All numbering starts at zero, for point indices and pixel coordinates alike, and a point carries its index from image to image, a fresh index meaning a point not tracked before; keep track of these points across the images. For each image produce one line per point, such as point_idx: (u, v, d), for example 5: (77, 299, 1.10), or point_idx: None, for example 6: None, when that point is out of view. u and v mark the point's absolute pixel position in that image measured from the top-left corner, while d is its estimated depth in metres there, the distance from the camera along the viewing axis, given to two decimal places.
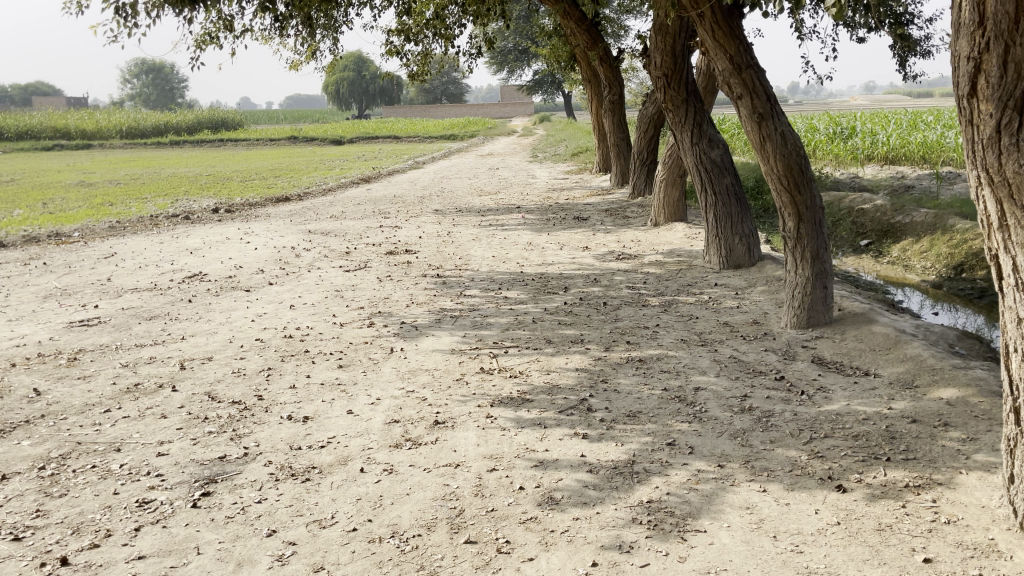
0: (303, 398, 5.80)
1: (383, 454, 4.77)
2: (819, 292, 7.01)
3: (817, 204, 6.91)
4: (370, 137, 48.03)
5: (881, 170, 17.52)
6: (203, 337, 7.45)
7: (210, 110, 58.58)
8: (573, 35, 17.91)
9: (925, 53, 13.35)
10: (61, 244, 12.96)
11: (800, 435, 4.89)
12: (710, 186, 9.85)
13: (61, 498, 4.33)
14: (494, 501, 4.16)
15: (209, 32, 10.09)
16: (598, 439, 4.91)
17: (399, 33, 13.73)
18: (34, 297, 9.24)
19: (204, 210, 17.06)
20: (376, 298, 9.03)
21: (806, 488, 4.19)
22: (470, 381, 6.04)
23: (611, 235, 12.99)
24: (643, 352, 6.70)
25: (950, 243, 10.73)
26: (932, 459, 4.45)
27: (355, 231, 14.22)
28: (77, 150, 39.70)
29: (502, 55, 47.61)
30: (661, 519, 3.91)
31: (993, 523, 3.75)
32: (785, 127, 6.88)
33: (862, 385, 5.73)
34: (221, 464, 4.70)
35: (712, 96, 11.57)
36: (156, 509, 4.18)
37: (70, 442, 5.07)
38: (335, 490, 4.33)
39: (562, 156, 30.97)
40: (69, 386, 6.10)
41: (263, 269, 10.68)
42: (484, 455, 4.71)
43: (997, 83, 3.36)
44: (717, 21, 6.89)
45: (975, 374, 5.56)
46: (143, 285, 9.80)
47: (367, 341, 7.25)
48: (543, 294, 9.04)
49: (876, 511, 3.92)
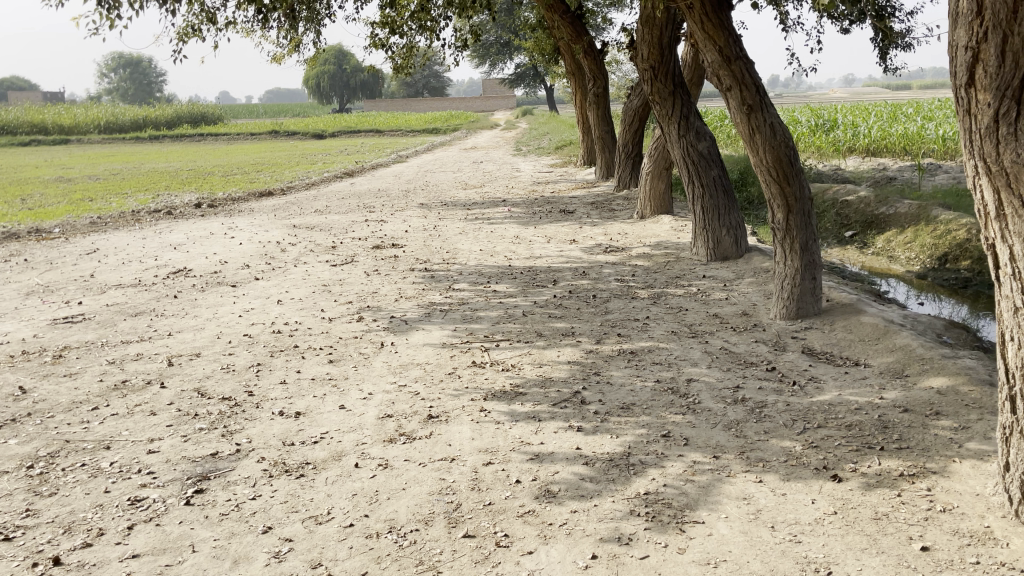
0: (293, 393, 5.74)
1: (377, 449, 4.73)
2: (808, 283, 7.05)
3: (806, 195, 6.93)
4: (353, 130, 47.74)
5: (863, 161, 17.63)
6: (190, 333, 7.38)
7: (189, 105, 57.96)
8: (557, 28, 17.84)
9: (907, 46, 13.40)
10: (42, 241, 12.76)
11: (793, 425, 4.91)
12: (698, 178, 9.86)
13: (51, 497, 4.27)
14: (491, 495, 4.14)
15: (191, 24, 9.92)
16: (593, 431, 4.91)
17: (384, 25, 13.60)
18: (15, 294, 9.10)
19: (186, 205, 16.85)
20: (365, 292, 8.97)
21: (802, 478, 4.21)
22: (462, 375, 6.02)
23: (598, 228, 12.98)
24: (635, 345, 6.70)
25: (934, 234, 10.81)
26: (925, 448, 4.49)
27: (341, 226, 14.11)
28: (54, 145, 39.11)
29: (484, 49, 47.48)
30: (659, 511, 3.91)
31: (988, 511, 3.78)
32: (775, 119, 6.87)
33: (853, 375, 5.77)
34: (213, 461, 4.64)
35: (698, 89, 11.57)
36: (149, 507, 4.12)
37: (59, 440, 5.00)
38: (330, 486, 4.29)
39: (546, 149, 30.97)
40: (55, 384, 6.00)
41: (249, 265, 10.58)
42: (479, 448, 4.69)
43: (995, 72, 3.38)
44: (706, 13, 6.88)
45: (964, 363, 5.61)
46: (127, 281, 9.69)
47: (356, 336, 7.20)
48: (532, 287, 9.03)
49: (873, 500, 3.95)
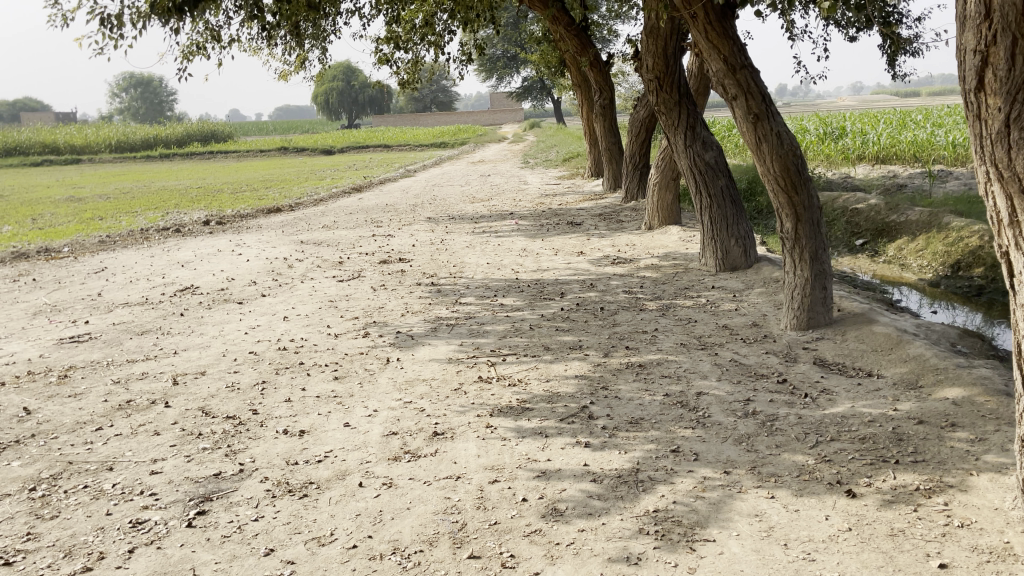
0: (298, 411, 5.69)
1: (382, 468, 4.66)
2: (819, 293, 6.95)
3: (815, 204, 6.86)
4: (361, 146, 47.97)
5: (873, 169, 17.54)
6: (195, 351, 7.36)
7: (198, 123, 58.42)
8: (563, 40, 17.79)
9: (915, 52, 13.35)
10: (51, 260, 12.82)
11: (806, 439, 4.82)
12: (705, 188, 9.78)
13: (52, 520, 4.22)
14: (497, 514, 4.06)
15: (196, 43, 9.98)
16: (601, 447, 4.82)
17: (389, 41, 13.66)
18: (24, 314, 9.12)
19: (195, 222, 16.92)
20: (371, 308, 8.94)
21: (814, 493, 4.11)
22: (468, 391, 5.94)
23: (606, 239, 12.91)
24: (643, 358, 6.62)
25: (946, 241, 10.70)
26: (941, 461, 4.38)
27: (348, 241, 14.10)
28: (66, 165, 39.61)
29: (492, 62, 47.84)
30: (669, 529, 3.82)
31: (1007, 526, 3.68)
32: (782, 127, 6.81)
33: (866, 386, 5.66)
34: (215, 482, 4.58)
35: (704, 98, 11.53)
36: (150, 529, 4.07)
37: (61, 462, 4.96)
38: (333, 506, 4.22)
39: (554, 161, 31.02)
40: (60, 405, 5.97)
41: (255, 281, 10.58)
42: (485, 466, 4.62)
43: (1005, 76, 3.30)
44: (711, 22, 6.83)
45: (979, 373, 5.50)
46: (134, 299, 9.71)
47: (362, 352, 7.15)
48: (539, 300, 8.96)
49: (888, 516, 3.84)
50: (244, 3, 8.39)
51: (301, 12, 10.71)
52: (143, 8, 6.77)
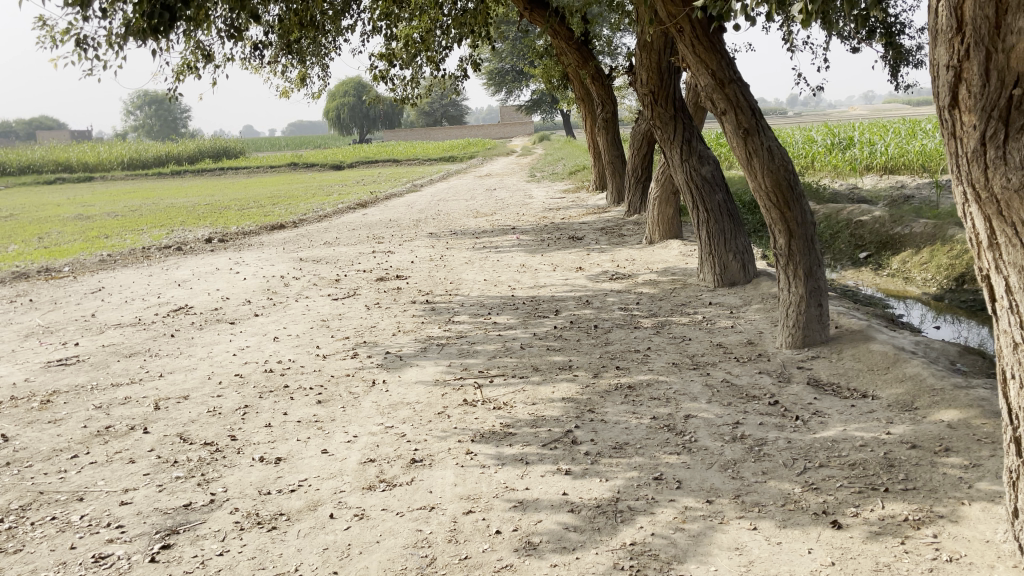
0: (277, 437, 5.58)
1: (355, 497, 4.54)
2: (814, 310, 6.78)
3: (808, 220, 6.70)
4: (371, 161, 48.16)
5: (880, 180, 17.39)
6: (181, 373, 7.27)
7: (209, 139, 59.00)
8: (564, 54, 17.62)
9: (918, 63, 13.17)
10: (50, 280, 12.81)
11: (794, 465, 4.65)
12: (702, 203, 9.61)
13: (15, 555, 4.11)
14: (469, 548, 3.92)
15: (187, 62, 9.98)
16: (582, 474, 4.68)
17: (386, 57, 13.64)
18: (15, 336, 9.07)
19: (197, 240, 16.90)
20: (363, 327, 8.83)
21: (798, 524, 3.95)
22: (452, 415, 5.81)
23: (605, 254, 12.76)
24: (632, 378, 6.48)
25: (950, 254, 10.53)
26: (933, 489, 4.20)
27: (347, 258, 14.05)
28: (78, 182, 40.00)
29: (501, 76, 48.45)
30: (645, 564, 3.67)
31: (998, 560, 3.51)
32: (772, 142, 6.67)
33: (859, 408, 5.49)
34: (185, 513, 4.47)
35: (702, 111, 11.39)
36: (112, 564, 3.95)
37: (32, 492, 4.85)
38: (302, 540, 4.10)
39: (561, 174, 31.05)
40: (39, 431, 5.88)
41: (250, 300, 10.52)
42: (461, 496, 4.48)
43: (979, 92, 3.16)
44: (698, 36, 6.75)
45: (977, 395, 5.31)
46: (127, 319, 9.65)
47: (348, 374, 7.03)
48: (533, 318, 8.84)
49: (874, 549, 3.68)
50: (231, 21, 8.37)
51: (297, 29, 10.74)
52: (122, 26, 6.75)
